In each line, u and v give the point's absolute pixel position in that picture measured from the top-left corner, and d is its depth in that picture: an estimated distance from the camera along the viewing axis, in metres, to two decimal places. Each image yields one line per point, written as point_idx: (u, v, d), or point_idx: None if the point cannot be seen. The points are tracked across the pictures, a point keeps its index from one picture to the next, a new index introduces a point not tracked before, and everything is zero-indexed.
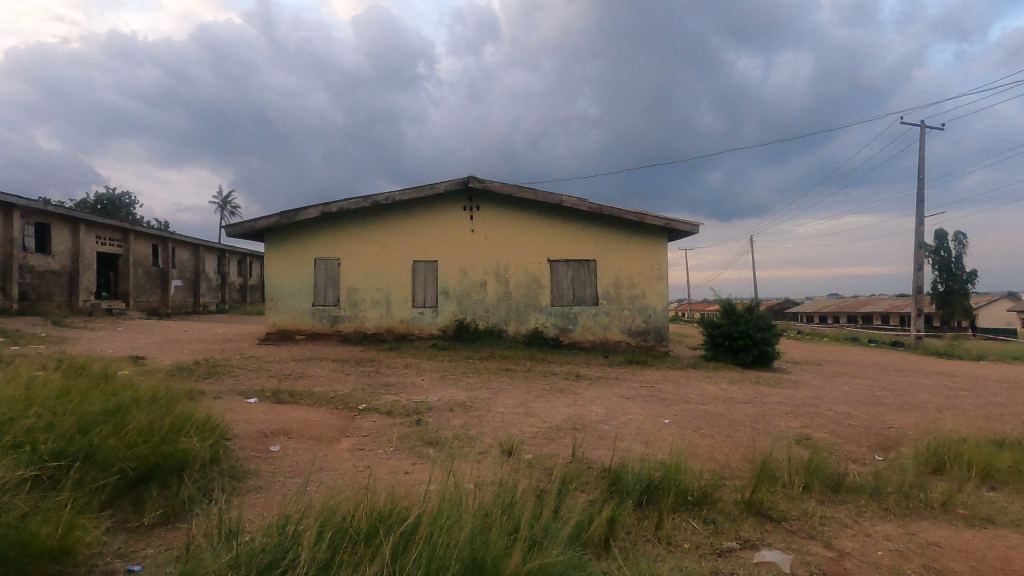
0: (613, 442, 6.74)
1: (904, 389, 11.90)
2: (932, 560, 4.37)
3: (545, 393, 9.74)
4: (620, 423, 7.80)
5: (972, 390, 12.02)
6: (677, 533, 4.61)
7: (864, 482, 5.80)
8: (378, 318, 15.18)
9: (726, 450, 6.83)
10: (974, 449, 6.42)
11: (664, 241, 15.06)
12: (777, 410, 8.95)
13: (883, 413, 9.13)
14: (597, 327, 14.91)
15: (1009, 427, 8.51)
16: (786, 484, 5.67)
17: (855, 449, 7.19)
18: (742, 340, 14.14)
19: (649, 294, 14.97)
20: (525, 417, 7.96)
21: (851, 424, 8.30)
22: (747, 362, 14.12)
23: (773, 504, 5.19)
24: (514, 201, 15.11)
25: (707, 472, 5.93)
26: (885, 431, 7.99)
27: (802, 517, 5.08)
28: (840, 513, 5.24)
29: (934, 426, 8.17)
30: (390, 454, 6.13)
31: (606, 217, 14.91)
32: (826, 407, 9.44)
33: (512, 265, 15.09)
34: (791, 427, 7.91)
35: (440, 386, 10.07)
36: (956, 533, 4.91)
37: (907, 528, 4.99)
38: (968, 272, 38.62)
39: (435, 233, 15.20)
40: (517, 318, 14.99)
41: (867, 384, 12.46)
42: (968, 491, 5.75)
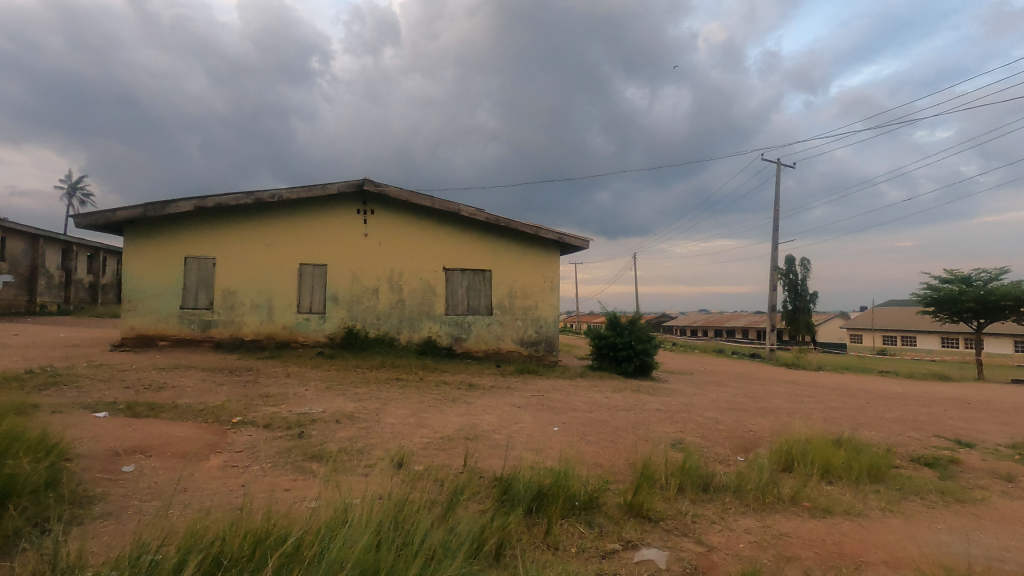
0: (505, 451, 6.80)
1: (761, 396, 13.30)
2: (783, 549, 4.89)
3: (437, 403, 9.60)
4: (511, 432, 7.90)
5: (814, 397, 13.74)
6: (565, 538, 4.74)
7: (729, 481, 6.37)
8: (258, 323, 14.09)
9: (610, 455, 7.18)
10: (817, 448, 7.32)
11: (556, 254, 15.58)
12: (656, 416, 9.56)
13: (743, 418, 10.13)
14: (490, 337, 15.03)
15: (841, 428, 9.82)
16: (663, 486, 6.08)
17: (721, 451, 7.90)
18: (625, 351, 15.01)
19: (541, 305, 15.38)
20: (417, 427, 7.77)
21: (718, 429, 9.10)
22: (629, 371, 14.99)
23: (652, 505, 5.53)
24: (410, 207, 14.86)
25: (593, 477, 6.18)
26: (746, 435, 8.86)
27: (677, 516, 5.45)
28: (709, 510, 5.69)
29: (784, 429, 9.20)
30: (268, 471, 5.67)
31: (503, 228, 15.13)
32: (697, 413, 10.27)
33: (406, 272, 14.78)
34: (667, 433, 8.50)
35: (327, 396, 9.53)
36: (803, 524, 5.54)
37: (763, 521, 5.55)
38: (812, 293, 44.27)
39: (326, 235, 14.48)
40: (410, 327, 14.67)
41: (731, 392, 13.76)
42: (812, 486, 6.53)
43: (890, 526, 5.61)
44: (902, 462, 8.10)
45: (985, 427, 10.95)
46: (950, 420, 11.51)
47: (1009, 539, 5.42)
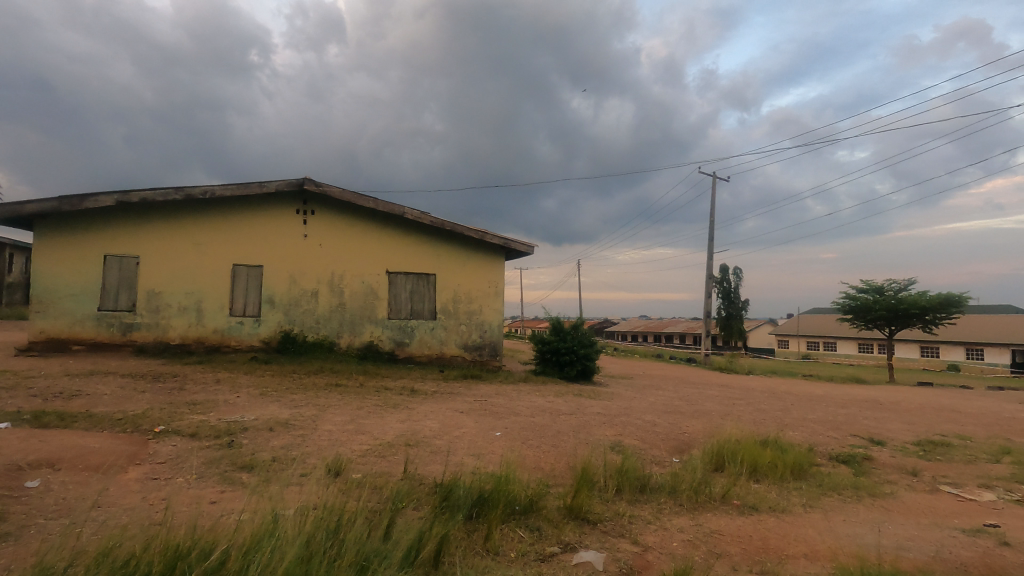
0: (446, 457, 6.74)
1: (695, 399, 13.82)
2: (714, 546, 5.09)
3: (377, 408, 9.39)
4: (453, 437, 7.83)
5: (744, 400, 14.41)
6: (505, 543, 4.74)
7: (664, 482, 6.58)
8: (186, 327, 13.34)
9: (550, 459, 7.25)
10: (745, 448, 7.68)
11: (501, 260, 15.63)
12: (596, 420, 9.74)
13: (679, 420, 10.49)
14: (434, 342, 14.87)
15: (768, 429, 10.36)
16: (602, 489, 6.20)
17: (657, 453, 8.14)
18: (568, 356, 15.24)
19: (486, 310, 15.37)
20: (355, 434, 7.57)
21: (655, 431, 9.37)
22: (571, 376, 15.22)
23: (591, 507, 5.62)
24: (352, 208, 14.51)
25: (533, 481, 6.23)
26: (680, 437, 9.17)
27: (614, 518, 5.57)
28: (645, 511, 5.85)
29: (716, 431, 9.60)
30: (193, 483, 5.36)
31: (448, 232, 15.03)
32: (635, 416, 10.55)
33: (348, 275, 14.40)
34: (607, 436, 8.68)
35: (260, 403, 9.12)
36: (732, 521, 5.79)
37: (695, 520, 5.76)
38: (743, 301, 46.52)
39: (261, 235, 13.90)
40: (350, 331, 14.29)
41: (668, 395, 14.22)
42: (740, 484, 6.84)
43: (810, 521, 5.96)
44: (821, 460, 8.63)
45: (894, 426, 11.84)
46: (864, 420, 12.37)
47: (913, 529, 5.88)
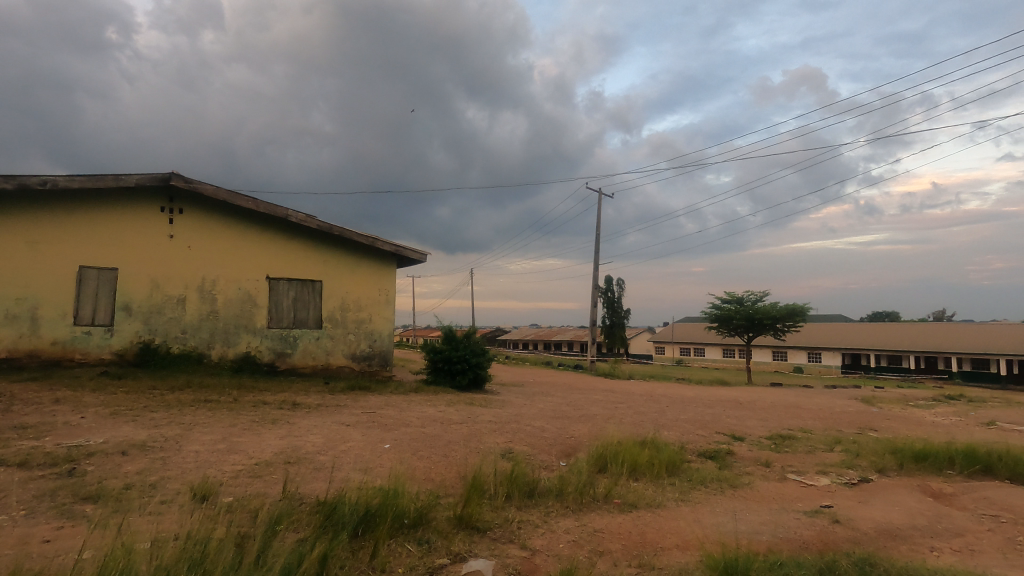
0: (331, 474, 6.40)
1: (582, 404, 14.43)
2: (596, 545, 5.32)
3: (254, 425, 8.70)
4: (339, 452, 7.48)
5: (626, 403, 15.31)
6: (392, 559, 4.59)
7: (551, 486, 6.77)
8: (15, 338, 11.51)
9: (441, 469, 7.16)
10: (626, 448, 8.15)
11: (393, 267, 15.26)
12: (487, 428, 9.80)
13: (566, 425, 10.89)
14: (319, 352, 14.11)
15: (646, 430, 11.09)
16: (492, 496, 6.25)
17: (545, 457, 8.38)
18: (460, 365, 15.20)
19: (376, 318, 14.90)
20: (226, 454, 6.93)
21: (544, 437, 9.63)
22: (463, 385, 15.20)
23: (481, 516, 5.63)
24: (228, 208, 13.40)
25: (423, 493, 6.11)
26: (568, 441, 9.50)
27: (504, 524, 5.63)
28: (533, 515, 5.98)
29: (600, 434, 10.09)
30: (21, 520, 4.58)
31: (336, 237, 14.39)
32: (525, 423, 10.77)
33: (222, 280, 13.25)
34: (498, 443, 8.77)
35: (111, 424, 8.05)
36: (614, 519, 6.09)
37: (580, 520, 5.99)
38: (626, 311, 49.55)
39: (117, 234, 12.36)
40: (223, 342, 13.14)
41: (556, 401, 14.70)
42: (622, 484, 7.24)
43: (682, 513, 6.45)
44: (692, 457, 9.38)
45: (751, 422, 13.21)
46: (727, 418, 13.67)
47: (766, 514, 6.58)
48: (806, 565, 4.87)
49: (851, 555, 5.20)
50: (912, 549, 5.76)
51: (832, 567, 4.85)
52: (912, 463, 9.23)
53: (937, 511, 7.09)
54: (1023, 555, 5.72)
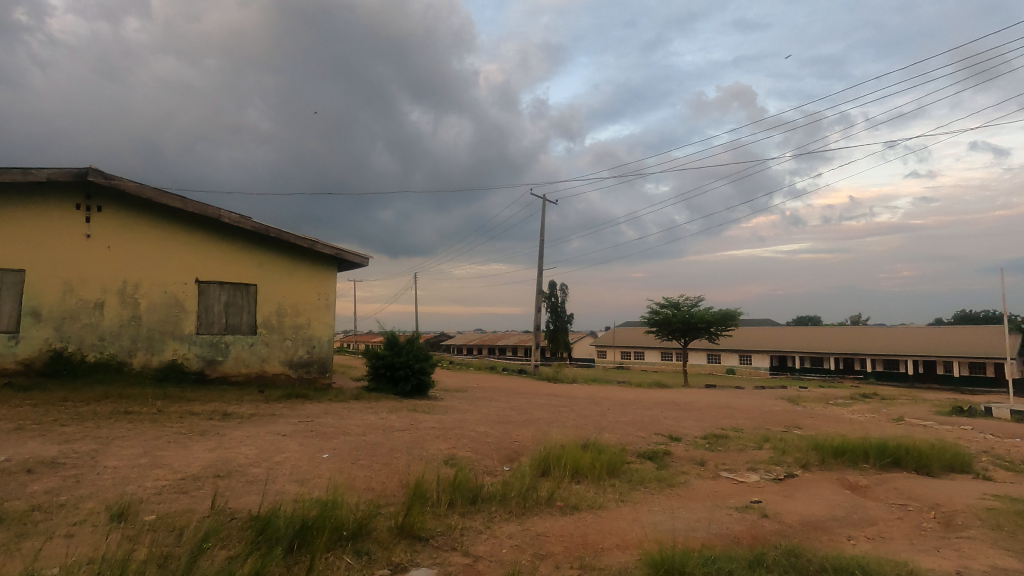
0: (265, 486, 6.13)
1: (525, 409, 14.53)
2: (539, 548, 5.36)
3: (180, 437, 8.20)
4: (274, 463, 7.17)
5: (569, 407, 15.54)
6: (330, 572, 4.45)
7: (495, 491, 6.77)
8: None
9: (382, 478, 7.00)
10: (568, 452, 8.26)
11: (333, 271, 14.83)
12: (430, 435, 9.68)
13: (510, 430, 10.92)
14: (253, 359, 13.49)
15: (588, 433, 11.29)
16: (435, 503, 6.17)
17: (489, 463, 8.37)
18: (402, 370, 14.94)
19: (315, 323, 14.41)
20: (149, 469, 6.49)
21: (488, 442, 9.61)
22: (406, 391, 14.94)
23: (423, 524, 5.54)
24: (154, 207, 12.63)
25: (362, 503, 5.95)
26: (511, 446, 9.53)
27: (446, 532, 5.56)
28: (476, 521, 5.95)
29: (543, 438, 10.18)
30: None
31: (272, 239, 13.83)
32: (469, 428, 10.72)
33: (146, 283, 12.45)
34: (441, 450, 8.68)
35: (15, 440, 7.37)
36: (556, 522, 6.15)
37: (523, 524, 6.02)
38: (569, 315, 50.35)
39: (25, 233, 11.39)
40: (146, 349, 12.32)
41: (500, 406, 14.72)
42: (564, 487, 7.33)
43: (622, 514, 6.60)
44: (632, 458, 9.62)
45: (687, 423, 13.71)
46: (665, 420, 14.13)
47: (701, 512, 6.84)
48: (737, 558, 5.10)
49: (777, 547, 5.49)
50: (832, 539, 6.14)
51: (760, 560, 5.10)
52: (832, 458, 9.86)
53: (854, 503, 7.61)
54: (927, 540, 6.22)
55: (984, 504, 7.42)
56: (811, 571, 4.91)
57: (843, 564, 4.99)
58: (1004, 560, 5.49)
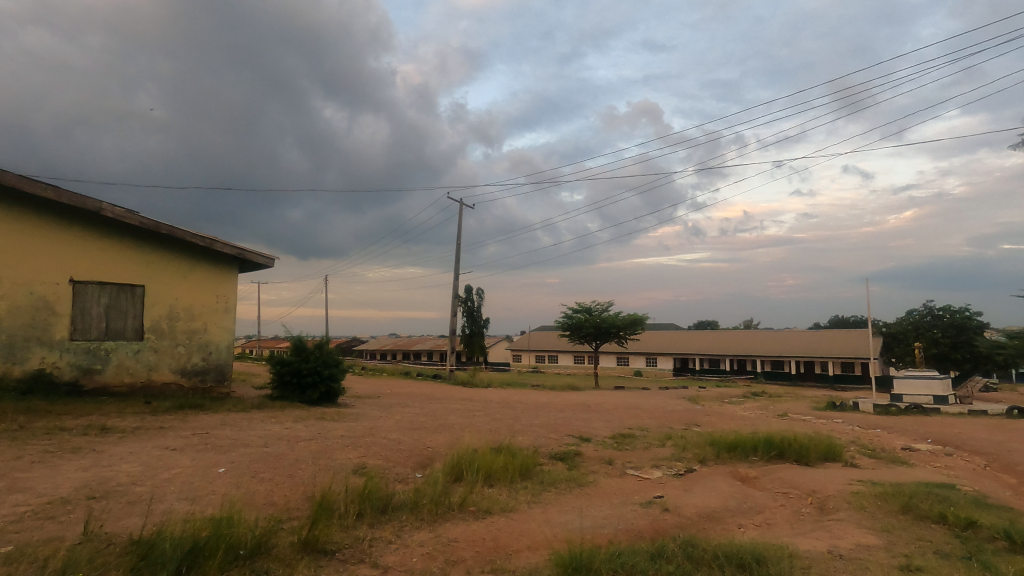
0: (150, 506, 5.59)
1: (440, 414, 14.38)
2: (450, 555, 5.31)
3: (47, 456, 7.28)
4: (161, 481, 6.57)
5: (483, 411, 15.59)
6: None
7: (406, 499, 6.63)
8: None
9: (285, 491, 6.63)
10: (481, 456, 8.27)
11: (233, 271, 13.89)
12: (339, 444, 9.30)
13: (423, 436, 10.75)
14: (138, 367, 12.30)
15: (501, 436, 11.37)
16: (342, 515, 5.93)
17: (400, 470, 8.19)
18: (310, 377, 14.25)
19: (211, 328, 13.42)
20: (5, 494, 5.70)
21: (399, 449, 9.40)
22: (313, 399, 14.26)
23: (328, 537, 5.32)
24: (19, 197, 11.19)
25: (262, 519, 5.60)
26: (425, 452, 9.38)
27: (353, 544, 5.37)
28: (386, 531, 5.79)
29: (457, 443, 10.13)
30: None
31: (164, 236, 12.73)
32: (380, 435, 10.43)
33: (7, 283, 10.97)
34: (350, 459, 8.37)
35: None
36: (468, 527, 6.13)
37: (435, 531, 5.94)
38: (485, 320, 50.55)
39: None
40: (6, 358, 10.86)
41: (414, 412, 14.47)
42: (477, 491, 7.32)
43: (533, 515, 6.70)
44: (543, 460, 9.81)
45: (597, 424, 14.20)
46: (576, 421, 14.55)
47: (608, 509, 7.11)
48: (640, 551, 5.35)
49: (676, 539, 5.81)
50: (725, 528, 6.61)
51: (661, 551, 5.38)
52: (725, 452, 10.63)
53: (744, 493, 8.24)
54: (804, 523, 6.88)
55: (851, 488, 8.32)
56: (706, 558, 5.26)
57: (734, 550, 5.39)
58: (866, 537, 6.18)
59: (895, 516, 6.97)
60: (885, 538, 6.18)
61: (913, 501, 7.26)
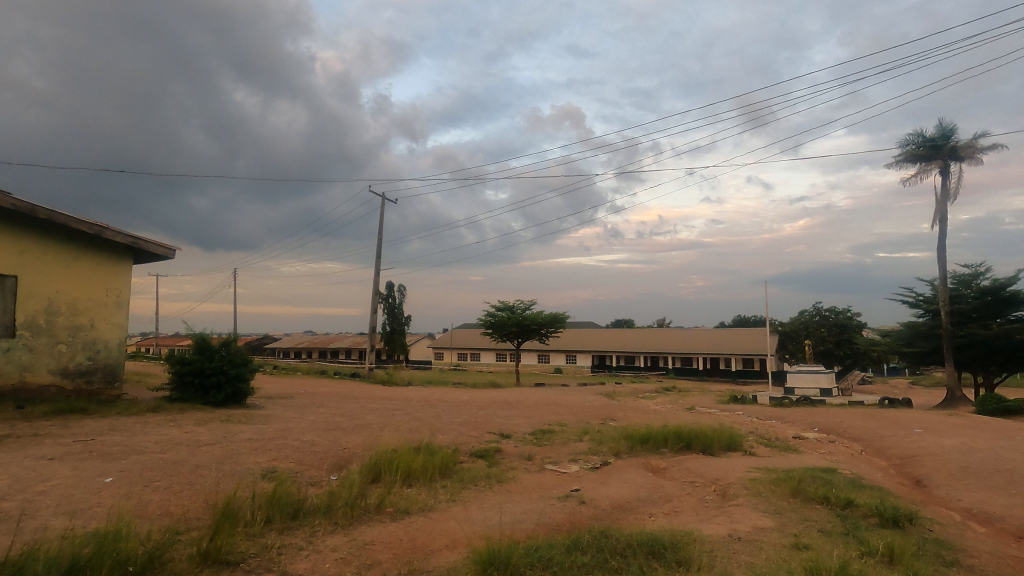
0: (20, 524, 4.98)
1: (357, 414, 13.94)
2: (365, 558, 5.15)
3: None
4: (33, 494, 5.86)
5: (403, 410, 15.29)
6: None
7: (319, 503, 6.36)
8: None
9: (184, 500, 6.13)
10: (400, 455, 8.10)
11: (125, 263, 12.74)
12: (246, 447, 8.76)
13: (338, 437, 10.36)
14: (10, 368, 10.88)
15: (421, 435, 11.21)
16: (247, 523, 5.59)
17: (314, 473, 7.85)
18: (214, 377, 13.31)
19: (99, 325, 12.21)
20: None
21: (313, 451, 9.01)
22: (218, 401, 13.33)
23: (232, 548, 4.99)
24: None
25: (155, 531, 5.14)
26: (340, 453, 9.06)
27: (260, 553, 5.08)
28: (297, 538, 5.53)
29: (374, 443, 9.86)
30: None
31: (42, 221, 11.36)
32: (292, 437, 9.93)
33: None
34: (258, 463, 7.90)
35: None
36: (386, 529, 5.98)
37: (350, 535, 5.74)
38: (406, 317, 49.68)
39: None
40: None
41: (329, 412, 13.92)
42: (394, 492, 7.15)
43: (453, 513, 6.66)
44: (464, 457, 9.77)
45: (518, 421, 14.36)
46: (497, 418, 14.63)
47: (527, 504, 7.21)
48: (557, 545, 5.46)
49: (591, 531, 5.99)
50: (637, 518, 6.91)
51: (577, 543, 5.53)
52: (638, 445, 11.11)
53: (654, 484, 8.65)
54: (708, 509, 7.33)
55: (749, 475, 8.97)
56: (618, 547, 5.47)
57: (644, 538, 5.64)
58: (761, 520, 6.69)
59: (786, 499, 7.60)
60: (778, 520, 6.72)
61: (801, 485, 7.95)
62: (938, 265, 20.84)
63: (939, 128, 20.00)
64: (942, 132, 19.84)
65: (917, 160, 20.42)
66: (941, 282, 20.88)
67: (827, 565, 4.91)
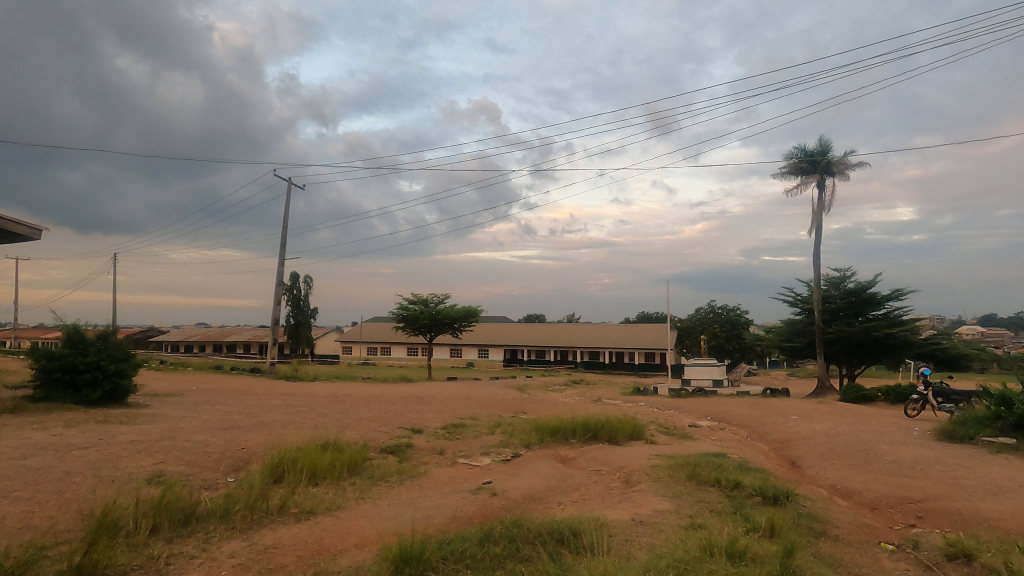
0: None
1: (257, 411, 13.09)
2: (267, 563, 4.88)
3: None
4: None
5: (307, 406, 14.57)
6: None
7: (214, 506, 5.93)
8: None
9: (50, 512, 5.44)
10: (306, 454, 7.72)
11: None
12: (128, 450, 7.94)
13: (236, 436, 9.69)
14: None
15: (328, 432, 10.76)
16: (129, 533, 5.08)
17: (208, 475, 7.29)
18: (87, 373, 11.90)
19: None
20: None
21: (206, 452, 8.36)
22: (94, 400, 11.93)
23: (112, 561, 4.52)
24: None
25: (14, 548, 4.53)
26: (238, 454, 8.46)
27: (144, 564, 4.64)
28: (188, 545, 5.11)
29: (276, 442, 9.34)
30: None
31: None
32: (182, 438, 9.14)
33: None
34: (142, 466, 7.20)
35: None
36: (288, 531, 5.69)
37: (249, 539, 5.40)
38: (311, 309, 47.41)
39: None
40: None
41: (225, 410, 12.95)
42: (299, 492, 6.81)
43: (362, 511, 6.48)
44: (373, 454, 9.53)
45: (429, 415, 14.23)
46: (407, 413, 14.38)
47: (439, 498, 7.15)
48: (469, 537, 5.47)
49: (503, 521, 6.05)
50: (546, 507, 7.09)
51: (488, 534, 5.58)
52: (548, 436, 11.42)
53: (563, 473, 8.93)
54: (612, 496, 7.70)
55: (650, 462, 9.52)
56: (529, 536, 5.58)
57: (554, 526, 5.80)
58: (661, 504, 7.12)
59: (683, 483, 8.15)
60: (675, 503, 7.19)
61: (696, 469, 8.56)
62: (813, 269, 23.15)
63: (818, 145, 22.14)
64: (820, 148, 22.06)
65: (799, 172, 22.57)
66: (815, 284, 23.24)
67: (717, 543, 5.31)
